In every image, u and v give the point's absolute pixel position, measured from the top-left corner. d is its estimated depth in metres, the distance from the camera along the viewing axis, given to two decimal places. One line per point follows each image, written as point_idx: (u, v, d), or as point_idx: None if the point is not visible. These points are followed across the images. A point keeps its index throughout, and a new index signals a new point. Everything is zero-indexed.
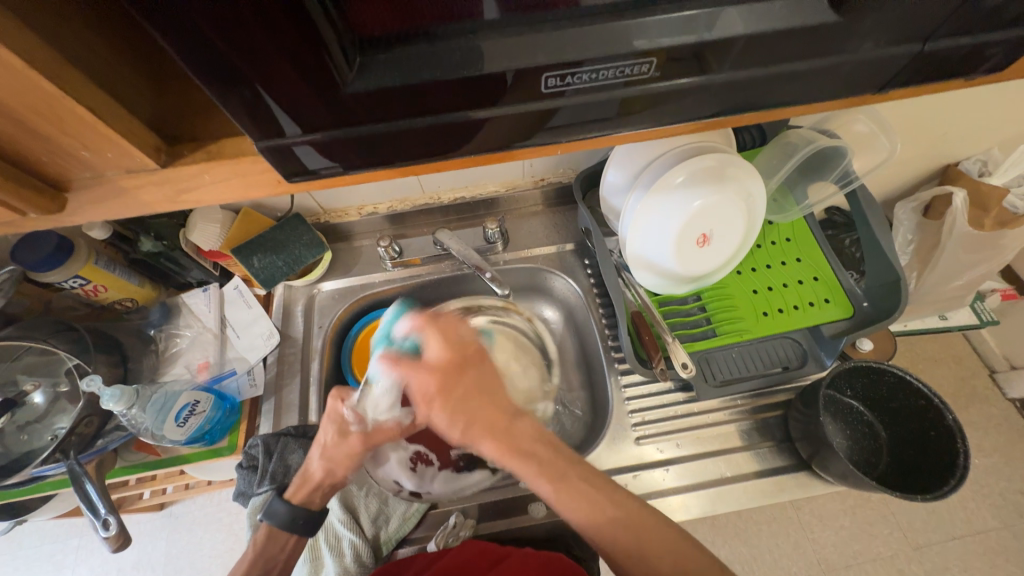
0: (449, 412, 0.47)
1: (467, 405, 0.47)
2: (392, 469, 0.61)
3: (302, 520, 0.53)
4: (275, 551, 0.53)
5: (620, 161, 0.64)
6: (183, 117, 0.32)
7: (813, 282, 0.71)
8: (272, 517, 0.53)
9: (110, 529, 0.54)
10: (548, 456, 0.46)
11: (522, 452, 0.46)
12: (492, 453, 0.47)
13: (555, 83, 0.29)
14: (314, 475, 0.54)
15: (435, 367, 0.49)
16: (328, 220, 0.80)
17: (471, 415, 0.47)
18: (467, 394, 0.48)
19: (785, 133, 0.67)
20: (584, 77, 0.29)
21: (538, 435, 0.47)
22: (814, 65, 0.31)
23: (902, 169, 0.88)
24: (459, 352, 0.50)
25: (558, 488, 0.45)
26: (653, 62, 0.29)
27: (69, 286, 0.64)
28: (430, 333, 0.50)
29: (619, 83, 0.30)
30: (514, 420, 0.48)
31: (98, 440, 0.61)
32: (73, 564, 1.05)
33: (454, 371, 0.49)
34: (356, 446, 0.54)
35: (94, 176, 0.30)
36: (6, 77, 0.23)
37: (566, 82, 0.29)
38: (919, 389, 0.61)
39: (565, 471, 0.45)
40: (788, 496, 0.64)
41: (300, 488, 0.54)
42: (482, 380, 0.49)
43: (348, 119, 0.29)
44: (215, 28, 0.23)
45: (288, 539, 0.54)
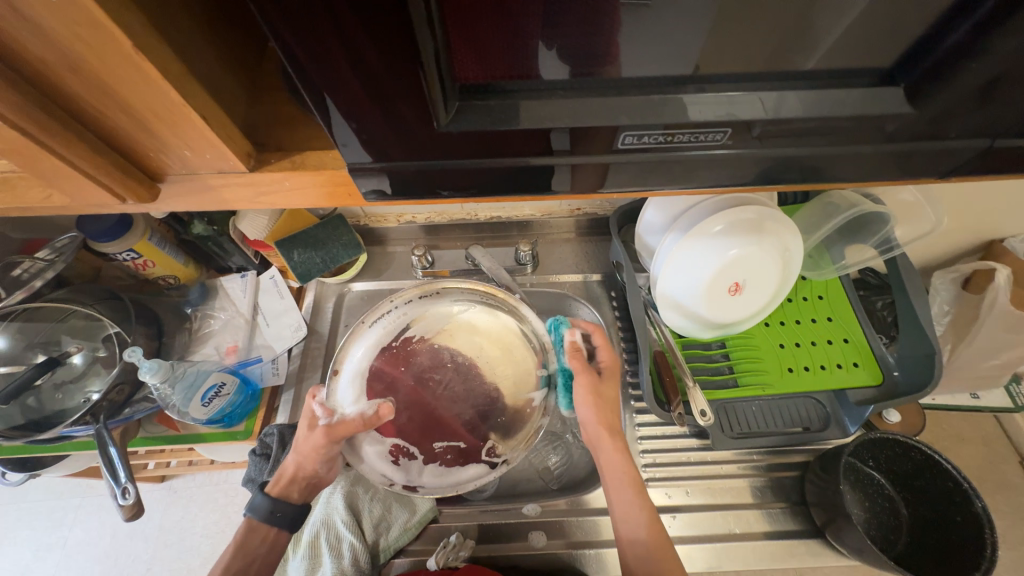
0: (609, 386, 0.58)
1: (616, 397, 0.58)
2: (376, 459, 0.56)
3: (281, 512, 0.54)
4: (255, 543, 0.54)
5: (659, 202, 0.65)
6: (271, 127, 0.35)
7: (843, 344, 0.70)
8: (254, 510, 0.54)
9: (127, 498, 0.55)
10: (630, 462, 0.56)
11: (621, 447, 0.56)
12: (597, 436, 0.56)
13: (630, 141, 0.31)
14: (289, 469, 0.54)
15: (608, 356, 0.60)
16: (367, 224, 0.83)
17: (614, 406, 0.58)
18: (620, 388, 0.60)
19: (827, 193, 0.67)
20: (655, 139, 0.31)
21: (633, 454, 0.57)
22: (881, 148, 0.31)
23: (946, 240, 0.87)
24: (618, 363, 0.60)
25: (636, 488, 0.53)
26: (725, 132, 0.30)
27: (122, 258, 0.67)
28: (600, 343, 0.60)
29: (684, 146, 0.31)
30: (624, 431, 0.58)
31: (125, 409, 0.64)
32: (71, 524, 1.08)
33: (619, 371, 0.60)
34: (319, 440, 0.52)
35: (185, 172, 0.33)
36: (145, 87, 0.26)
37: (639, 142, 0.31)
38: (947, 470, 0.59)
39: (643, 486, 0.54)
40: (797, 563, 0.62)
41: (278, 482, 0.55)
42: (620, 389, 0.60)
43: (433, 153, 0.31)
44: (338, 69, 0.26)
45: (268, 531, 0.54)
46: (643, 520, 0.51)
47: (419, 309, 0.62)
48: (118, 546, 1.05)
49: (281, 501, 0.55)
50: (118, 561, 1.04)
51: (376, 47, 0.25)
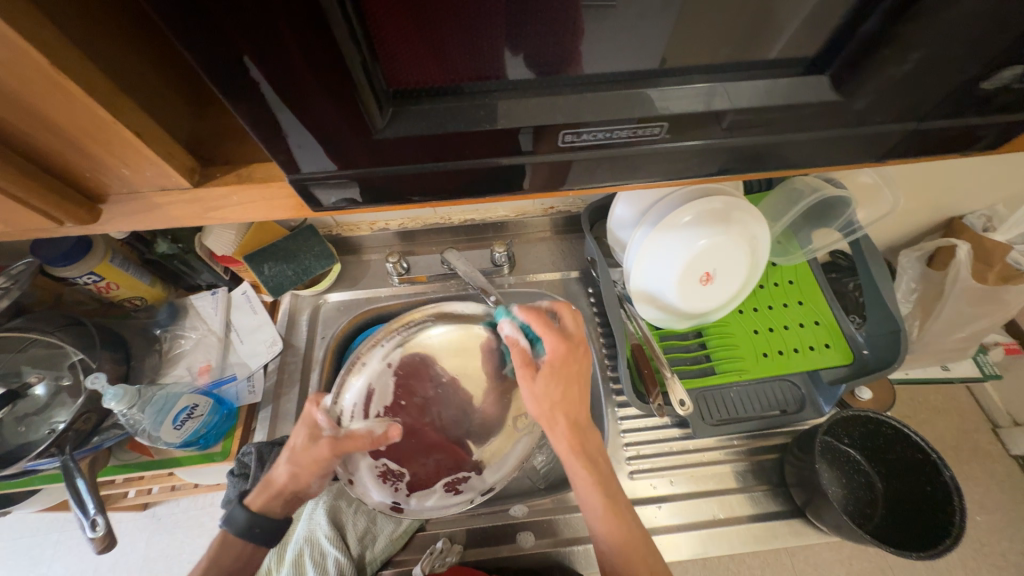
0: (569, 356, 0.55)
1: (569, 383, 0.54)
2: (440, 499, 0.61)
3: (258, 528, 0.52)
4: (229, 558, 0.52)
5: (629, 196, 0.65)
6: (217, 141, 0.34)
7: (814, 326, 0.71)
8: (230, 522, 0.52)
9: (98, 529, 0.54)
10: (605, 464, 0.54)
11: (587, 454, 0.54)
12: (562, 443, 0.54)
13: (570, 139, 0.31)
14: (280, 479, 0.52)
15: (563, 342, 0.54)
16: (340, 233, 0.81)
17: (566, 394, 0.54)
18: (572, 373, 0.55)
19: (792, 179, 0.69)
20: (597, 135, 0.31)
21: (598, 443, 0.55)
22: (822, 135, 0.32)
23: (908, 220, 0.90)
24: (573, 341, 0.56)
25: (605, 494, 0.52)
26: (662, 127, 0.31)
27: (82, 282, 0.65)
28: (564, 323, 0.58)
29: (631, 142, 0.32)
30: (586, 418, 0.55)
31: (93, 437, 0.61)
32: (50, 561, 1.04)
33: (576, 350, 0.55)
34: (325, 451, 0.52)
35: (129, 192, 0.32)
36: (66, 103, 0.25)
37: (581, 138, 0.31)
38: (917, 443, 0.60)
39: (607, 473, 0.54)
40: (781, 544, 0.63)
41: (262, 494, 0.53)
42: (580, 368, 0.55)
43: (377, 160, 0.31)
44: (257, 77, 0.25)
45: (243, 546, 0.53)
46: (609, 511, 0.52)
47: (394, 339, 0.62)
48: None
49: (260, 516, 0.52)
50: None
51: (303, 58, 0.24)
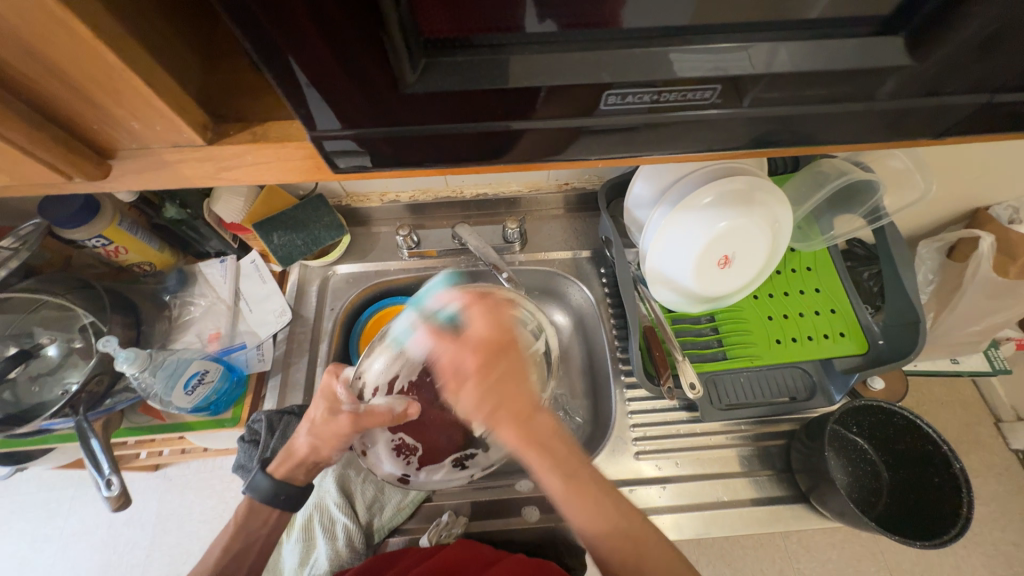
0: (472, 355, 0.50)
1: (499, 388, 0.48)
2: (448, 473, 0.61)
3: (284, 495, 0.54)
4: (255, 526, 0.54)
5: (648, 173, 0.63)
6: (230, 96, 0.32)
7: (830, 314, 0.70)
8: (255, 491, 0.54)
9: (113, 488, 0.55)
10: (563, 453, 0.47)
11: (539, 444, 0.47)
12: (511, 441, 0.48)
13: (614, 101, 0.29)
14: (299, 451, 0.53)
15: (478, 344, 0.51)
16: (349, 204, 0.80)
17: (499, 399, 0.48)
18: (500, 377, 0.49)
19: (818, 161, 0.66)
20: (643, 98, 0.29)
21: (556, 431, 0.48)
22: (873, 106, 0.30)
23: (934, 208, 0.87)
24: (499, 335, 0.52)
25: (569, 487, 0.46)
26: (714, 90, 0.29)
27: (91, 245, 0.64)
28: (475, 314, 0.53)
29: (670, 107, 0.30)
30: (536, 412, 0.48)
31: (106, 400, 0.62)
32: (66, 515, 1.07)
33: (495, 349, 0.50)
34: (344, 425, 0.52)
35: (137, 147, 0.31)
36: (74, 46, 0.23)
37: (624, 101, 0.29)
38: (928, 434, 0.60)
39: (576, 470, 0.47)
40: (783, 527, 0.63)
41: (284, 463, 0.54)
42: (514, 366, 0.50)
43: (402, 119, 0.29)
44: (281, 21, 0.23)
45: (268, 514, 0.54)
46: (585, 504, 0.46)
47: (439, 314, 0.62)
48: (116, 534, 1.05)
49: (284, 485, 0.54)
50: (116, 549, 1.04)
51: (338, 0, 0.23)
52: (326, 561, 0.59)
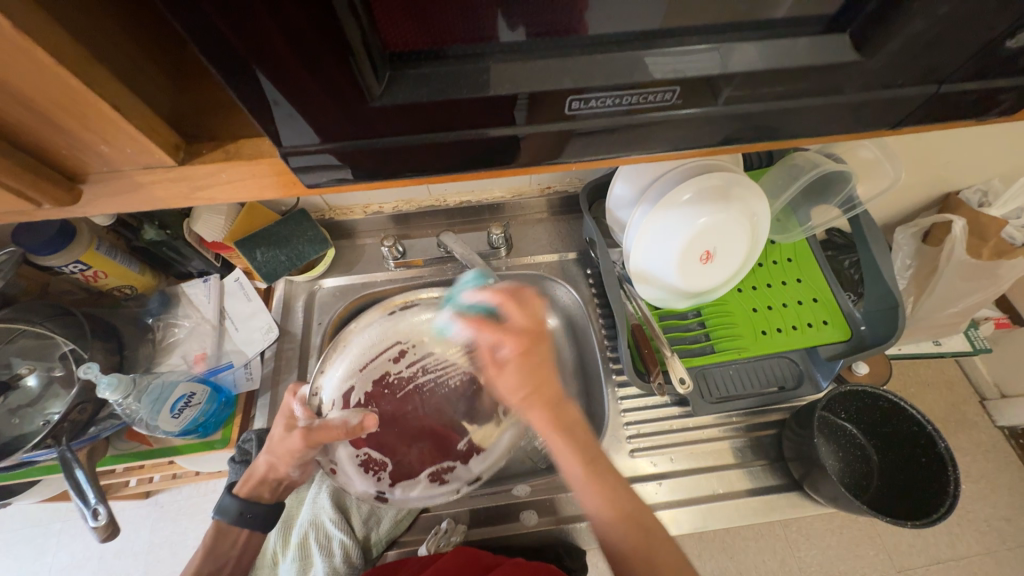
0: (513, 343, 0.50)
1: (538, 374, 0.50)
2: (423, 491, 0.64)
3: (249, 514, 0.56)
4: (225, 547, 0.55)
5: (627, 173, 0.64)
6: (200, 116, 0.32)
7: (813, 303, 0.72)
8: (222, 513, 0.55)
9: (100, 518, 0.53)
10: (584, 440, 0.49)
11: (566, 429, 0.49)
12: (539, 425, 0.50)
13: (577, 106, 0.30)
14: (259, 469, 0.56)
15: (520, 332, 0.51)
16: (333, 217, 0.80)
17: (536, 385, 0.50)
18: (538, 364, 0.50)
19: (792, 155, 0.68)
20: (605, 101, 0.30)
21: (581, 419, 0.50)
22: (832, 100, 0.31)
23: (907, 195, 0.89)
24: (535, 324, 0.52)
25: (590, 471, 0.48)
26: (674, 91, 0.30)
27: (69, 271, 0.63)
28: (514, 305, 0.52)
29: (638, 109, 0.31)
30: (564, 401, 0.51)
31: (90, 428, 0.60)
32: (55, 550, 1.04)
33: (531, 340, 0.51)
34: (296, 441, 0.53)
35: (109, 170, 0.31)
36: (35, 74, 0.23)
37: (588, 105, 0.30)
38: (912, 415, 0.61)
39: (596, 455, 0.49)
40: (779, 516, 0.64)
41: (247, 482, 0.56)
42: (547, 356, 0.51)
43: (371, 131, 0.29)
44: (245, 41, 0.23)
45: (238, 534, 0.56)
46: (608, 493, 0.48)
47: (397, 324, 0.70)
48: (107, 566, 1.03)
49: (250, 503, 0.56)
50: None
51: (299, 22, 0.23)
52: None
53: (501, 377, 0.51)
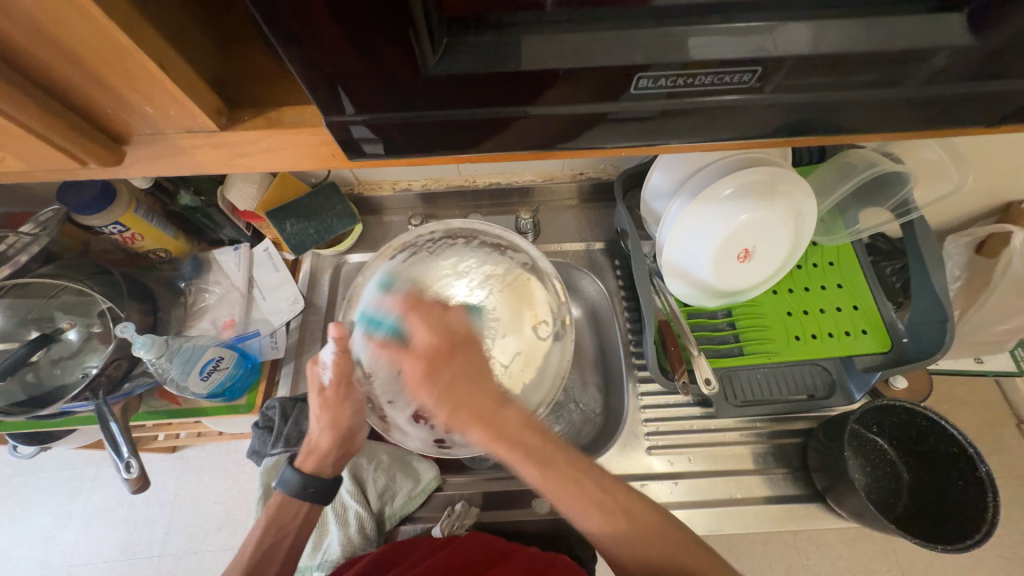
0: (413, 363, 0.45)
1: (458, 392, 0.45)
2: None
3: (313, 488, 0.55)
4: (287, 518, 0.55)
5: (666, 163, 0.62)
6: (242, 81, 0.32)
7: (853, 310, 0.68)
8: (286, 485, 0.54)
9: (132, 471, 0.56)
10: (537, 445, 0.45)
11: (510, 440, 0.45)
12: (481, 441, 0.45)
13: (646, 85, 0.28)
14: (323, 443, 0.55)
15: (422, 352, 0.45)
16: (362, 192, 0.80)
17: (459, 401, 0.45)
18: (458, 376, 0.45)
19: (845, 152, 0.64)
20: (678, 82, 0.28)
21: (527, 422, 0.46)
22: (920, 92, 0.29)
23: (968, 201, 0.84)
24: (446, 338, 0.46)
25: (545, 473, 0.45)
26: (756, 73, 0.28)
27: (108, 231, 0.65)
28: (416, 320, 0.47)
29: (707, 91, 0.29)
30: (502, 407, 0.45)
31: (124, 383, 0.63)
32: (89, 493, 1.11)
33: (444, 353, 0.45)
34: (331, 396, 0.52)
35: (151, 132, 0.30)
36: (84, 26, 0.23)
37: (657, 85, 0.28)
38: (954, 436, 0.58)
39: (552, 457, 0.45)
40: (798, 526, 0.62)
41: (309, 457, 0.55)
42: (471, 364, 0.46)
43: (415, 103, 0.28)
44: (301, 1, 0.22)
45: (300, 507, 0.55)
46: (600, 511, 0.45)
47: (410, 261, 0.60)
48: (136, 512, 1.09)
49: (312, 478, 0.55)
50: (137, 525, 1.08)
51: None
52: (339, 547, 0.59)
53: (423, 396, 0.46)
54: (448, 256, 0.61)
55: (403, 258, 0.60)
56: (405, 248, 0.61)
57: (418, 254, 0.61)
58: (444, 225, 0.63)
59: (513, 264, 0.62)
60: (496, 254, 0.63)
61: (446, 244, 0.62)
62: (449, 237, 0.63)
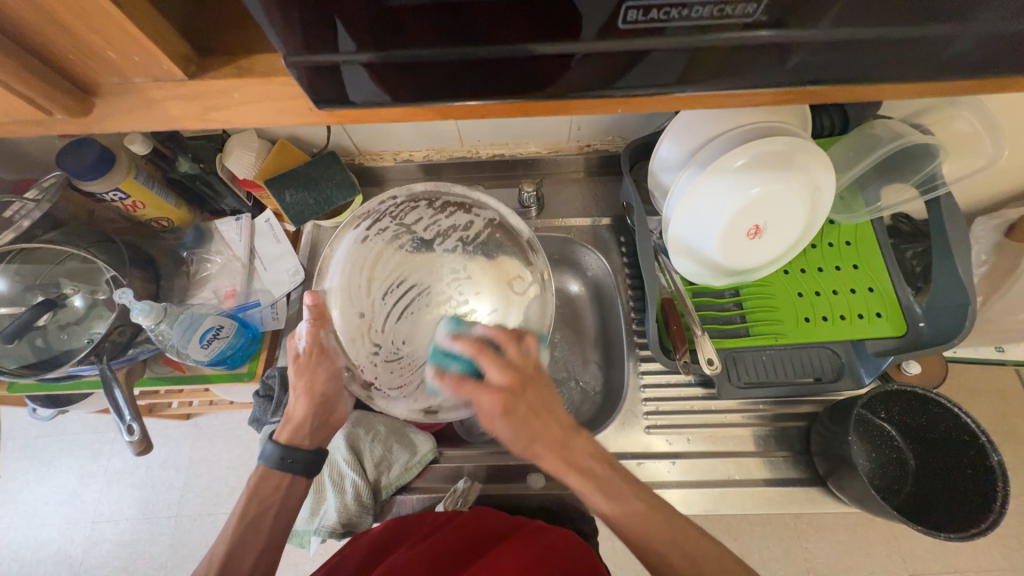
0: (489, 398, 0.46)
1: (530, 425, 0.46)
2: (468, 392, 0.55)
3: (291, 459, 0.55)
4: (267, 491, 0.54)
5: (677, 133, 0.58)
6: (211, 30, 0.31)
7: (868, 293, 0.65)
8: (265, 457, 0.54)
9: (134, 435, 0.57)
10: (607, 476, 0.46)
11: (580, 469, 0.46)
12: (551, 467, 0.46)
13: (634, 17, 0.26)
14: (298, 413, 0.54)
15: (501, 387, 0.46)
16: (362, 162, 0.78)
17: (532, 436, 0.46)
18: (531, 409, 0.47)
19: (871, 123, 0.60)
20: (671, 13, 0.26)
21: (595, 452, 0.47)
22: (929, 31, 0.27)
23: (1000, 179, 0.79)
24: (520, 374, 0.47)
25: (615, 507, 0.44)
26: (759, 4, 0.25)
27: (109, 198, 0.65)
28: (486, 361, 0.47)
29: (707, 26, 0.26)
30: (570, 436, 0.47)
31: (129, 350, 0.64)
32: (109, 455, 1.15)
33: (524, 385, 0.47)
34: (305, 365, 0.53)
35: (120, 81, 0.30)
36: None
37: (647, 18, 0.26)
38: (966, 424, 0.56)
39: (621, 488, 0.45)
40: (796, 509, 0.62)
41: (286, 428, 0.55)
42: (545, 396, 0.47)
43: (388, 38, 0.26)
44: None
45: (281, 480, 0.55)
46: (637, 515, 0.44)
47: (371, 233, 0.57)
48: (154, 474, 1.13)
49: (290, 448, 0.54)
50: (155, 487, 1.12)
51: None
52: (335, 514, 0.60)
53: (500, 434, 0.47)
54: (412, 221, 0.58)
55: (367, 227, 0.57)
56: (368, 216, 0.58)
57: (381, 222, 0.57)
58: (405, 189, 0.60)
59: (481, 222, 0.59)
60: (461, 213, 0.59)
61: (409, 208, 0.58)
62: (411, 200, 0.59)
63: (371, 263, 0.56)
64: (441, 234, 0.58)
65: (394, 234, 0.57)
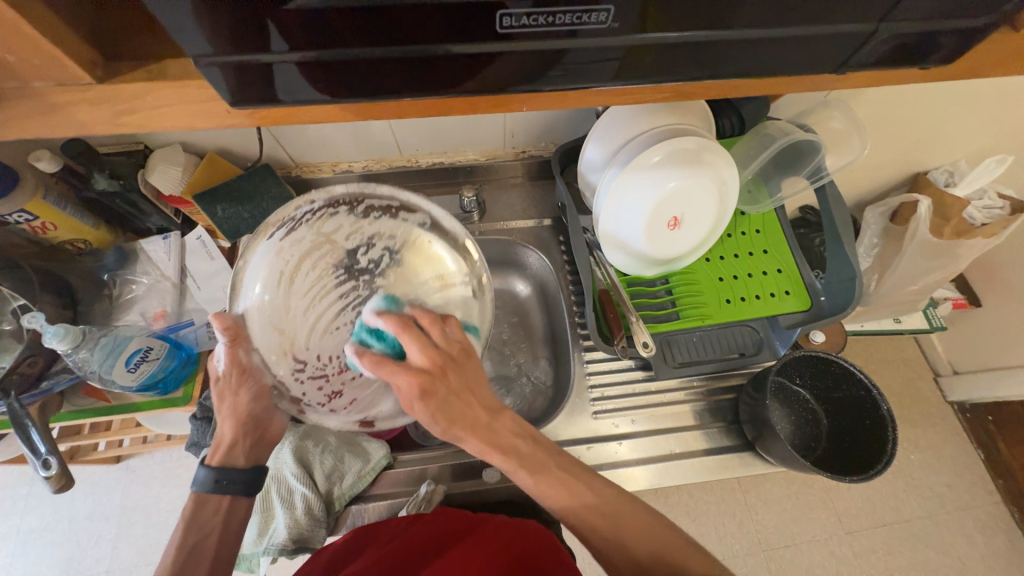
0: (405, 381, 0.43)
1: (452, 407, 0.46)
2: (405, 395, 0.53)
3: (226, 481, 0.53)
4: (206, 516, 0.52)
5: (601, 135, 0.63)
6: (117, 36, 0.32)
7: (777, 273, 0.73)
8: (198, 483, 0.52)
9: (52, 469, 0.53)
10: (532, 449, 0.49)
11: (501, 448, 0.48)
12: (476, 449, 0.48)
13: (508, 23, 0.29)
14: (226, 436, 0.52)
15: (418, 368, 0.44)
16: (299, 174, 0.78)
17: (454, 415, 0.46)
18: (455, 394, 0.46)
19: (764, 124, 0.68)
20: (539, 20, 0.29)
21: (516, 428, 0.49)
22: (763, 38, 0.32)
23: (881, 171, 0.90)
24: (443, 355, 0.46)
25: (537, 480, 0.48)
26: (609, 11, 0.29)
27: (14, 220, 0.60)
28: (407, 340, 0.45)
29: (576, 31, 0.30)
30: (495, 416, 0.49)
31: (42, 382, 0.59)
32: (23, 512, 1.03)
33: (448, 368, 0.45)
34: (225, 389, 0.51)
35: (17, 85, 0.30)
36: None
37: (518, 24, 0.29)
38: (861, 381, 0.64)
39: (544, 463, 0.48)
40: (731, 475, 0.67)
41: (217, 452, 0.53)
42: (476, 375, 0.48)
43: (292, 40, 0.28)
44: None
45: (220, 501, 0.53)
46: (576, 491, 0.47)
47: (288, 245, 0.53)
48: (78, 528, 1.02)
49: (225, 470, 0.53)
50: (80, 542, 1.01)
51: None
52: (285, 531, 0.58)
53: (419, 418, 0.45)
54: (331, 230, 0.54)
55: (282, 238, 0.53)
56: (283, 224, 0.53)
57: (297, 233, 0.53)
58: (323, 192, 0.54)
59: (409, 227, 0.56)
60: (386, 218, 0.56)
61: (326, 215, 0.54)
62: (330, 206, 0.55)
63: (287, 275, 0.52)
64: (364, 241, 0.55)
65: (314, 244, 0.54)
